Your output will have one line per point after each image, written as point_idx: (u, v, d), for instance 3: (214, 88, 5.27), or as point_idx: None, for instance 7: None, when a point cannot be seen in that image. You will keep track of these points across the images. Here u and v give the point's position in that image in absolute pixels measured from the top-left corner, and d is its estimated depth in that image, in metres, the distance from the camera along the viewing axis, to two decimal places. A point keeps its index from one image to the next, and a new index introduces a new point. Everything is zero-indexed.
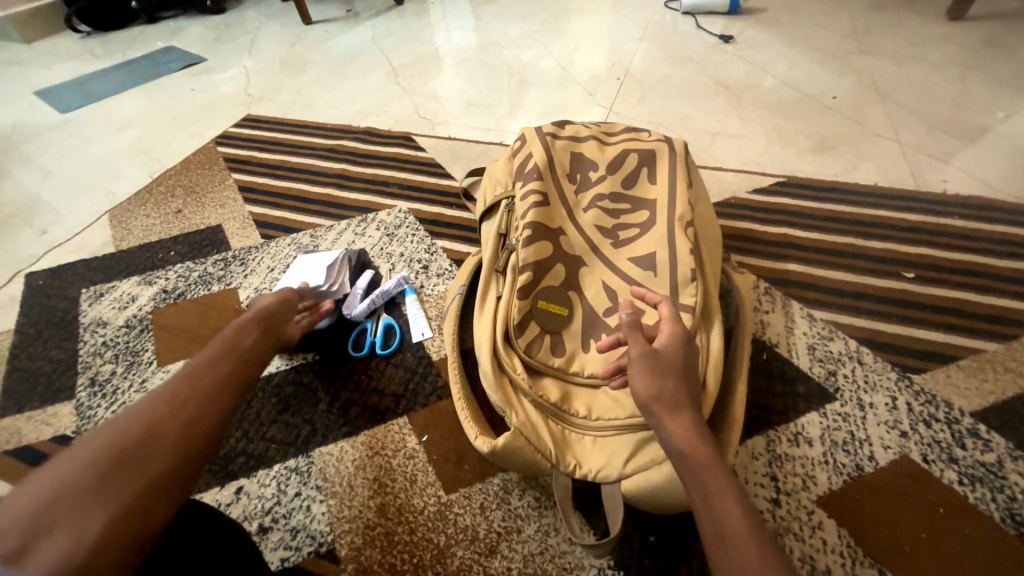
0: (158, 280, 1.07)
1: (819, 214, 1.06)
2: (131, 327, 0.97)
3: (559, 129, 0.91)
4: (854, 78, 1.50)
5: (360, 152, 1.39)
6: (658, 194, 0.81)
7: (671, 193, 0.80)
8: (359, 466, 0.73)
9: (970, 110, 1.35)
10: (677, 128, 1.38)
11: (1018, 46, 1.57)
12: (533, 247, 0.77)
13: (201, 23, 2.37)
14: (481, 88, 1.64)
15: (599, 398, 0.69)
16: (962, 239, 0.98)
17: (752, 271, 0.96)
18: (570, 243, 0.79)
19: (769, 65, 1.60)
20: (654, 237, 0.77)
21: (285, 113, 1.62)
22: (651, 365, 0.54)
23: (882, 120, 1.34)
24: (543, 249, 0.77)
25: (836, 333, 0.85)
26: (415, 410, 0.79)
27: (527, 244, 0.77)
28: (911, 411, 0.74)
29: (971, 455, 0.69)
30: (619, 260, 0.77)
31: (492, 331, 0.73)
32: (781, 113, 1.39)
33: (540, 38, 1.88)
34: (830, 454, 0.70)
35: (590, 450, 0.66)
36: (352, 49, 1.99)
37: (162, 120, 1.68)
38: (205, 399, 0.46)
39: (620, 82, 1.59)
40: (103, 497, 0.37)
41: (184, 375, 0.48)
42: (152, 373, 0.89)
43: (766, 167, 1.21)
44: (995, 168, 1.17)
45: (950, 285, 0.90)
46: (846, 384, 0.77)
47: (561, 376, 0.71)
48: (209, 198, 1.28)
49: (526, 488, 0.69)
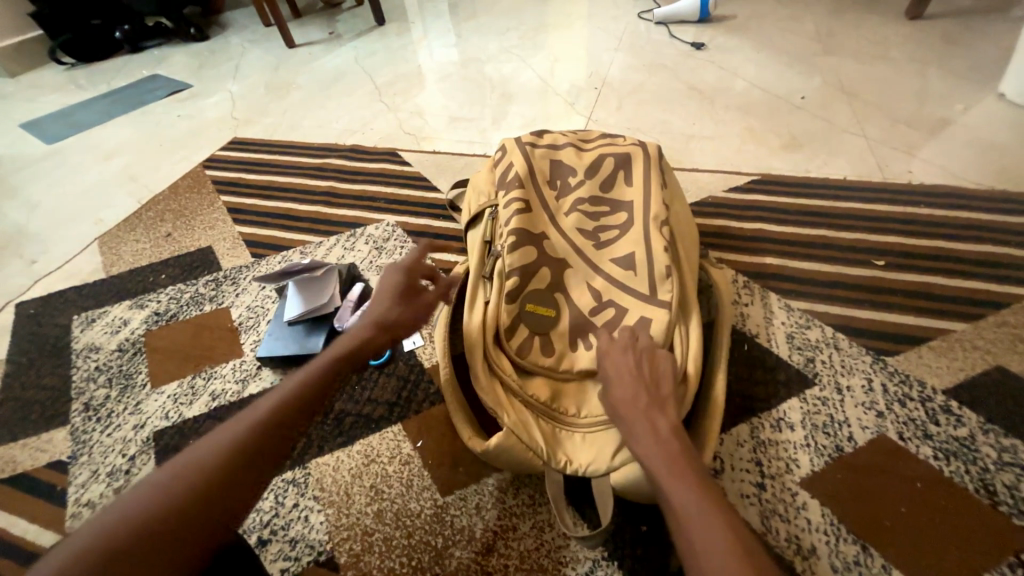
0: (150, 302, 1.08)
1: (792, 209, 1.10)
2: (124, 350, 0.98)
3: (537, 139, 0.94)
4: (822, 78, 1.57)
5: (347, 169, 1.42)
6: (634, 196, 0.85)
7: (647, 195, 0.84)
8: (356, 474, 0.75)
9: (931, 103, 1.42)
10: (654, 133, 1.43)
11: (973, 41, 1.64)
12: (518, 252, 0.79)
13: (186, 51, 2.41)
14: (463, 102, 1.68)
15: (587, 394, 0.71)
16: (929, 226, 1.03)
17: (731, 266, 1.00)
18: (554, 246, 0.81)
19: (739, 69, 1.66)
20: (632, 237, 0.80)
21: (271, 135, 1.65)
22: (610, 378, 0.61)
23: (849, 116, 1.40)
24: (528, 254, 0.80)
25: (813, 321, 0.88)
26: (409, 417, 0.80)
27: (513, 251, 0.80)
28: (887, 391, 0.76)
29: (945, 430, 0.72)
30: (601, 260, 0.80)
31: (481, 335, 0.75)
32: (753, 114, 1.44)
33: (519, 52, 1.94)
34: (811, 437, 0.73)
35: (580, 446, 0.68)
36: (335, 70, 2.03)
37: (149, 146, 1.70)
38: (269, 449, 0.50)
39: (597, 91, 1.64)
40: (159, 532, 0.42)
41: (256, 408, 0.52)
42: (146, 395, 0.89)
43: (740, 167, 1.26)
44: (957, 158, 1.22)
45: (919, 270, 0.94)
46: (824, 369, 0.80)
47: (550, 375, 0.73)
48: (198, 221, 1.30)
49: (520, 487, 0.71)
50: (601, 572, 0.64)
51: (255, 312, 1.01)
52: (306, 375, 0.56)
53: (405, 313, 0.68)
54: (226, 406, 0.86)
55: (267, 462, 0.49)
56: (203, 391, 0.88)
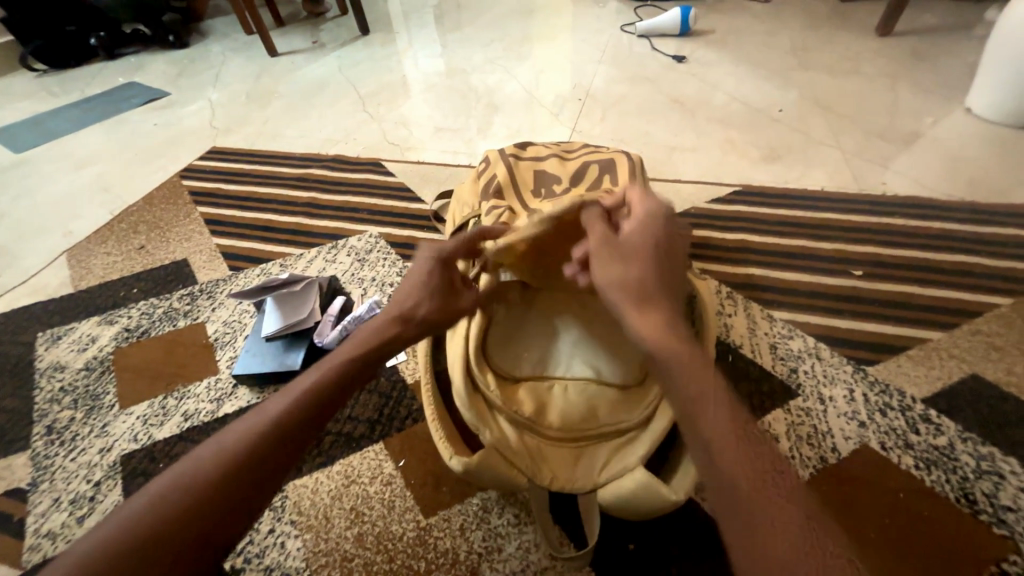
0: (120, 318, 1.03)
1: (773, 219, 1.12)
2: (91, 369, 0.94)
3: (521, 151, 0.94)
4: (798, 91, 1.61)
5: (329, 179, 1.40)
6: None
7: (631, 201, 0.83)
8: (335, 497, 0.72)
9: (903, 117, 1.46)
10: (638, 144, 1.45)
11: (939, 57, 1.71)
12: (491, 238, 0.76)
13: (165, 58, 2.36)
14: (448, 113, 1.68)
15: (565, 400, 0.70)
16: (903, 236, 1.05)
17: (715, 277, 1.01)
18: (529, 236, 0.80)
19: (719, 81, 1.70)
20: None
21: (252, 144, 1.62)
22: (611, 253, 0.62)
23: (824, 129, 1.44)
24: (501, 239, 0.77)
25: (796, 332, 0.89)
26: (391, 435, 0.78)
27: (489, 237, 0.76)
28: (868, 401, 0.77)
29: (926, 440, 0.72)
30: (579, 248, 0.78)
31: (462, 347, 0.72)
32: (733, 126, 1.47)
33: (504, 62, 1.95)
34: (796, 448, 0.73)
35: (566, 462, 0.66)
36: (319, 78, 2.01)
37: (124, 155, 1.66)
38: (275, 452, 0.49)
39: (582, 102, 1.66)
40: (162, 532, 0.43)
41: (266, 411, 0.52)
42: (113, 416, 0.85)
43: (722, 178, 1.27)
44: (929, 169, 1.26)
45: (895, 280, 0.96)
46: (807, 379, 0.81)
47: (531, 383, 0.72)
48: (174, 232, 1.26)
49: (505, 505, 0.69)
50: None
51: (232, 327, 0.98)
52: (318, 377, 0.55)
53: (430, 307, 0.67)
54: (200, 426, 0.83)
55: (270, 468, 0.49)
56: (175, 411, 0.85)
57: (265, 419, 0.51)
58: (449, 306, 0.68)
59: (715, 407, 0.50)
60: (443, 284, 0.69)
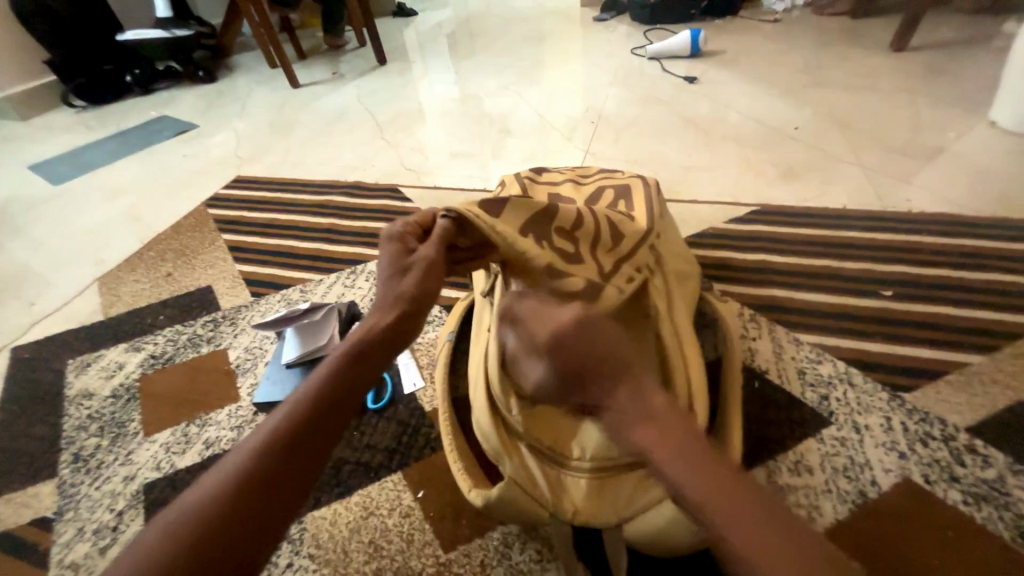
0: (146, 345, 1.06)
1: (794, 239, 1.10)
2: (118, 396, 0.96)
3: (537, 176, 0.95)
4: (814, 109, 1.60)
5: (348, 205, 1.43)
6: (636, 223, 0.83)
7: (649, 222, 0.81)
8: (353, 529, 0.71)
9: (924, 132, 1.44)
10: (652, 165, 1.45)
11: (959, 71, 1.69)
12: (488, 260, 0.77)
13: (194, 92, 2.48)
14: (463, 138, 1.71)
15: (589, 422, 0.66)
16: (933, 254, 1.02)
17: (736, 299, 0.98)
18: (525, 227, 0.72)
19: (732, 101, 1.70)
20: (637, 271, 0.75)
21: (274, 173, 1.68)
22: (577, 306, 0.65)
23: (843, 146, 1.42)
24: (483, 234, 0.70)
25: (825, 356, 0.85)
26: (410, 465, 0.77)
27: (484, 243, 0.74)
28: (907, 431, 0.73)
29: (973, 472, 0.68)
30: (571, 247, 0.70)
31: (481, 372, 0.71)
32: (748, 145, 1.46)
33: (516, 88, 1.99)
34: (831, 481, 0.69)
35: (588, 495, 0.62)
36: (338, 108, 2.09)
37: (154, 186, 1.73)
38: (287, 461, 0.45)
39: (595, 124, 1.68)
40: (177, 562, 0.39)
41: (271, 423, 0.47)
42: (137, 444, 0.86)
43: (739, 198, 1.26)
44: (955, 185, 1.23)
45: (927, 301, 0.93)
46: (840, 407, 0.77)
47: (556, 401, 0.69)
48: (199, 260, 1.30)
49: (527, 541, 0.67)
50: None
51: (253, 353, 0.99)
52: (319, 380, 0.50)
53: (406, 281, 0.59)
54: (220, 454, 0.83)
55: (286, 479, 0.45)
56: (197, 439, 0.85)
57: (269, 433, 0.46)
58: (405, 272, 0.61)
59: (696, 469, 0.44)
60: (396, 253, 0.63)
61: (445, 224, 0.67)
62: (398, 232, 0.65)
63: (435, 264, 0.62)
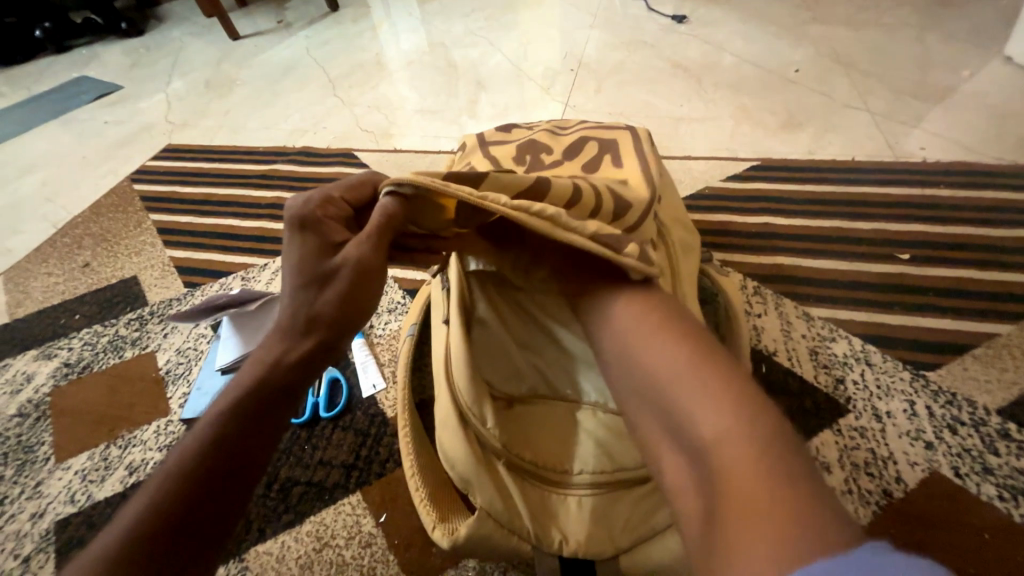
0: (59, 351, 0.91)
1: (798, 197, 0.98)
2: (25, 415, 0.81)
3: (502, 135, 0.79)
4: (815, 48, 1.44)
5: (296, 176, 1.24)
6: (629, 172, 0.67)
7: (642, 173, 0.67)
8: (305, 565, 0.61)
9: (936, 70, 1.30)
10: (639, 117, 1.29)
11: (971, 2, 1.53)
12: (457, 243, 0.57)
13: (119, 48, 2.16)
14: (426, 93, 1.51)
15: (559, 427, 0.58)
16: (950, 210, 0.91)
17: (737, 269, 0.87)
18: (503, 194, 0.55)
19: (726, 42, 1.52)
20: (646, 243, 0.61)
21: (210, 139, 1.46)
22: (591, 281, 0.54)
23: (849, 89, 1.27)
24: (446, 215, 0.53)
25: (839, 332, 0.76)
26: (370, 483, 0.66)
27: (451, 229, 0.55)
28: (933, 416, 0.65)
29: (1007, 463, 0.60)
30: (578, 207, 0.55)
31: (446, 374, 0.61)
32: (746, 92, 1.31)
33: (485, 33, 1.76)
34: (852, 480, 0.61)
35: (576, 518, 0.54)
36: (284, 62, 1.83)
37: (71, 159, 1.50)
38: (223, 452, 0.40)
39: (574, 73, 1.49)
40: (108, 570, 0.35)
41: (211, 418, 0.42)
42: (48, 473, 0.73)
43: (737, 152, 1.12)
44: (971, 129, 1.11)
45: (948, 265, 0.83)
46: (858, 392, 0.68)
47: (532, 405, 0.61)
48: (123, 246, 1.12)
49: (506, 569, 0.58)
50: None
51: (185, 356, 0.85)
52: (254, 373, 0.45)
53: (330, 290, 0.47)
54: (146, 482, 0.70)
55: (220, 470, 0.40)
56: (118, 464, 0.72)
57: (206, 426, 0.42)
58: (325, 282, 0.47)
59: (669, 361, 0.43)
60: (312, 252, 0.48)
61: (390, 204, 0.49)
62: (310, 217, 0.49)
63: (368, 266, 0.47)
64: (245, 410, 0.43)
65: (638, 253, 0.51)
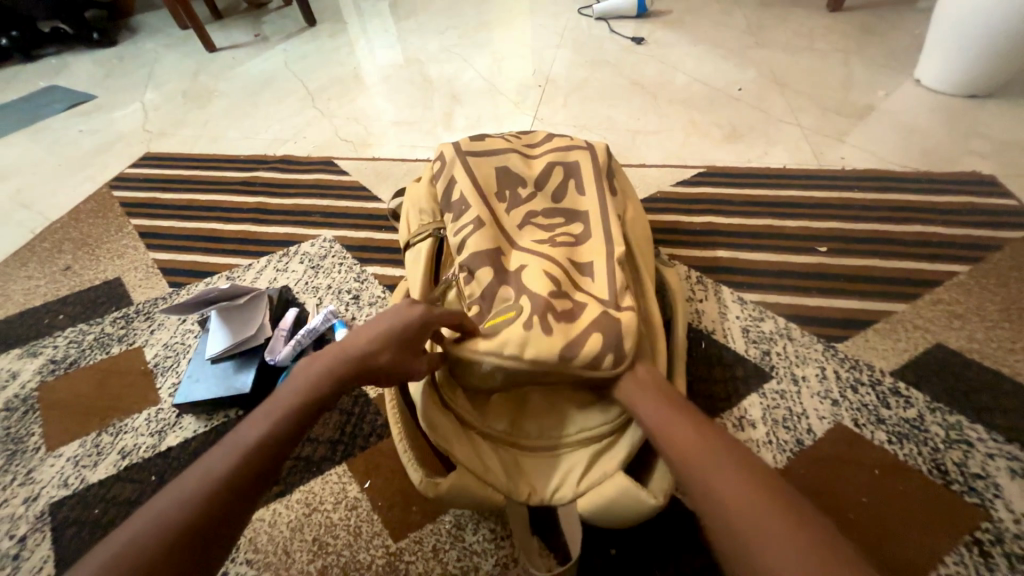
0: (45, 349, 0.94)
1: (737, 199, 1.11)
2: (13, 409, 0.84)
3: (476, 144, 0.85)
4: (757, 70, 1.61)
5: (278, 181, 1.30)
6: (589, 204, 0.78)
7: (601, 201, 0.78)
8: (295, 528, 0.66)
9: (857, 91, 1.48)
10: (601, 129, 1.42)
11: (889, 32, 1.74)
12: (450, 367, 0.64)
13: (91, 58, 2.17)
14: (404, 106, 1.60)
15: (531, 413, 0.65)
16: (863, 210, 1.06)
17: (684, 261, 0.99)
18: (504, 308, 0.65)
19: (679, 62, 1.68)
20: (597, 245, 0.73)
21: (190, 148, 1.50)
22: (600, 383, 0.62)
23: (784, 106, 1.44)
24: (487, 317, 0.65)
25: (767, 313, 0.88)
26: (354, 455, 0.72)
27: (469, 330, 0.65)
28: (840, 378, 0.77)
29: (896, 413, 0.72)
30: (558, 301, 0.64)
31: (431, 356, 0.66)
32: (695, 107, 1.46)
33: (459, 50, 1.87)
34: (772, 433, 0.72)
35: (544, 473, 0.62)
36: (264, 74, 1.89)
37: (46, 166, 1.51)
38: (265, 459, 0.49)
39: (543, 89, 1.61)
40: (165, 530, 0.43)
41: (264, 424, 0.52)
42: (40, 460, 0.77)
43: (686, 160, 1.26)
44: (884, 142, 1.28)
45: (859, 255, 0.97)
46: (780, 361, 0.80)
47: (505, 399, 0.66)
48: (105, 249, 1.15)
49: (480, 521, 0.65)
50: None
51: (174, 350, 0.89)
52: (302, 394, 0.55)
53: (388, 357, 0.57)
54: (139, 464, 0.75)
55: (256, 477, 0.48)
56: (111, 449, 0.77)
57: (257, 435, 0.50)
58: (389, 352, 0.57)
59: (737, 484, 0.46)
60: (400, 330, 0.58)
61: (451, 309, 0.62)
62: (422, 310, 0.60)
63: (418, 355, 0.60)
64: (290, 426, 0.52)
65: (613, 360, 0.59)
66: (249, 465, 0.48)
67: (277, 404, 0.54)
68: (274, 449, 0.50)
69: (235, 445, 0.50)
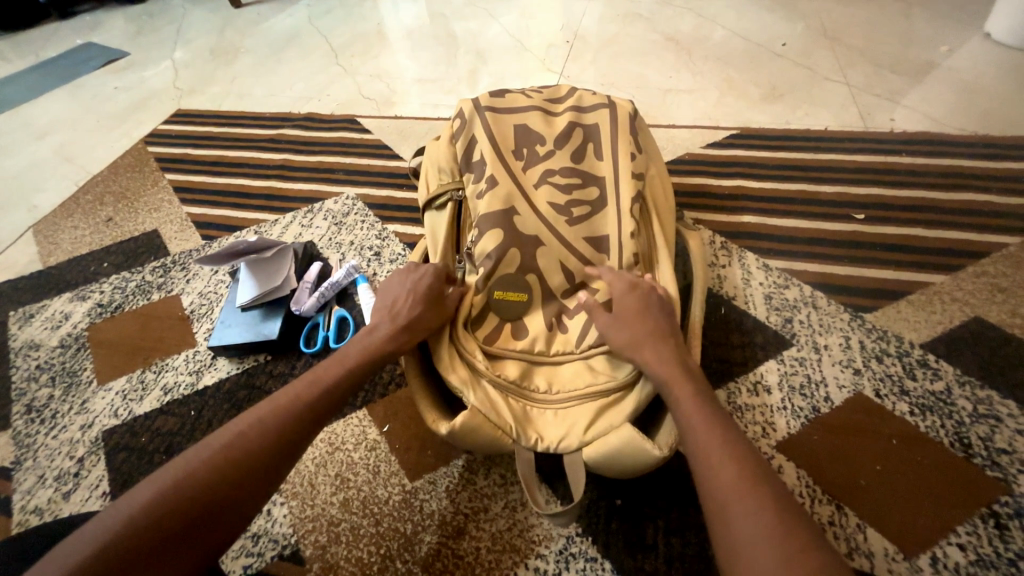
0: (93, 293, 1.00)
1: (770, 163, 1.06)
2: (67, 346, 0.92)
3: (498, 99, 0.82)
4: (805, 23, 1.48)
5: (302, 139, 1.31)
6: (607, 171, 0.76)
7: (618, 167, 0.76)
8: (320, 464, 0.71)
9: (916, 46, 1.35)
10: (630, 88, 1.35)
11: None
12: (485, 333, 0.70)
13: (122, 16, 2.18)
14: (426, 63, 1.56)
15: (546, 371, 0.68)
16: (908, 176, 0.99)
17: (708, 227, 0.95)
18: (516, 287, 0.71)
19: (719, 15, 1.57)
20: (606, 217, 0.74)
21: (218, 105, 1.52)
22: (618, 319, 0.62)
23: (831, 63, 1.33)
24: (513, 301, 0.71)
25: (792, 280, 0.85)
26: (374, 401, 0.76)
27: (478, 296, 0.71)
28: (864, 348, 0.75)
29: (922, 385, 0.70)
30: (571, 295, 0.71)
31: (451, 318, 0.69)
32: (732, 65, 1.36)
33: (485, 5, 1.80)
34: (787, 399, 0.71)
35: (552, 422, 0.64)
36: (287, 30, 1.87)
37: (85, 122, 1.56)
38: (330, 396, 0.56)
39: (570, 45, 1.54)
40: (257, 434, 0.50)
41: (339, 365, 0.59)
42: (92, 393, 0.84)
43: (719, 122, 1.19)
44: (942, 103, 1.17)
45: (899, 224, 0.91)
46: (802, 329, 0.78)
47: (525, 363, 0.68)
48: (142, 203, 1.20)
49: (491, 467, 0.68)
50: (575, 549, 0.61)
51: (207, 299, 0.94)
52: (371, 347, 0.62)
53: (425, 317, 0.65)
54: (179, 400, 0.81)
55: (323, 412, 0.55)
56: (155, 385, 0.83)
57: (332, 376, 0.58)
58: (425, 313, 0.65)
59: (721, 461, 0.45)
60: (424, 297, 0.66)
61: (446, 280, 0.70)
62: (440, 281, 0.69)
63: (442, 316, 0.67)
64: (355, 374, 0.59)
65: None
66: (318, 400, 0.55)
67: (350, 353, 0.61)
68: (341, 392, 0.57)
69: (316, 378, 0.57)
